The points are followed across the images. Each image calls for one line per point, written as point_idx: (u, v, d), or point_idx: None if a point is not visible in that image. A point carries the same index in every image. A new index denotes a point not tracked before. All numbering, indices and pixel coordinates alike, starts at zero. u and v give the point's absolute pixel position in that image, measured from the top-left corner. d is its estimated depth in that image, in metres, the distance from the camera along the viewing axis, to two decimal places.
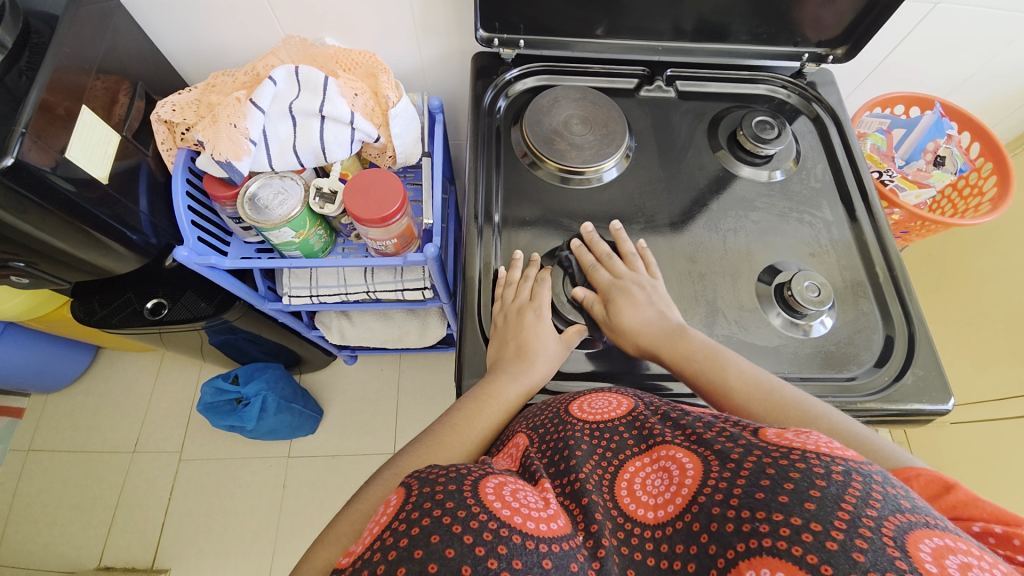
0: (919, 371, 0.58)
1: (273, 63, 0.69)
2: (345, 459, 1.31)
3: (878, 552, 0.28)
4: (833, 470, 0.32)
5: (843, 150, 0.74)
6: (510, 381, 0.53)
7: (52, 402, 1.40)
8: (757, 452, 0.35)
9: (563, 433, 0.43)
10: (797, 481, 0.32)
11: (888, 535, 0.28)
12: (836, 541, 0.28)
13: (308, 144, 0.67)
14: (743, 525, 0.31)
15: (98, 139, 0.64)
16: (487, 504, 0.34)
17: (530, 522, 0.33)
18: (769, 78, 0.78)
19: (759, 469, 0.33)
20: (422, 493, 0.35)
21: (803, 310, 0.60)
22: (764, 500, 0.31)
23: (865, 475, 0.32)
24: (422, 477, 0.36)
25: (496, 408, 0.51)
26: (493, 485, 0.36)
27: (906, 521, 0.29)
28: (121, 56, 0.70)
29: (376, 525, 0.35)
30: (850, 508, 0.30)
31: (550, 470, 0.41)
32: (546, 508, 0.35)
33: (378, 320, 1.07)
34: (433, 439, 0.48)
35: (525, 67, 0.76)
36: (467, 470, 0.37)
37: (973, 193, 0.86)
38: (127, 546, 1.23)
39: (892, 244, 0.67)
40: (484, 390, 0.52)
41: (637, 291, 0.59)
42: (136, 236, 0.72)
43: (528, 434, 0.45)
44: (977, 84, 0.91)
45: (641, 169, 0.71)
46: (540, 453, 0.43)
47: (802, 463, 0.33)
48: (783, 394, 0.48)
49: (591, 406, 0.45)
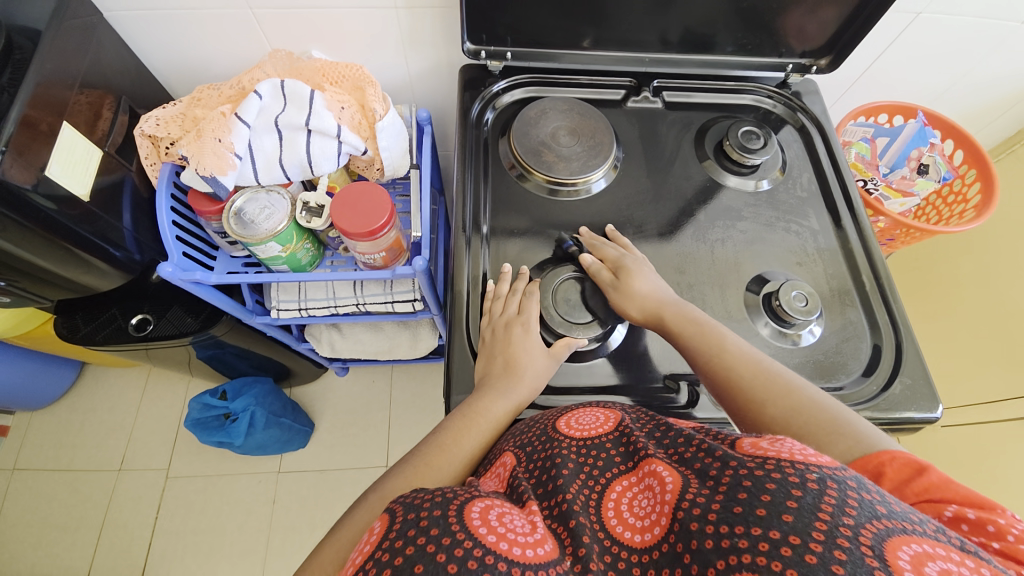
0: (907, 380, 0.59)
1: (258, 77, 0.68)
2: (336, 473, 1.29)
3: (856, 563, 0.28)
4: (809, 477, 0.32)
5: (828, 159, 0.74)
6: (499, 399, 0.52)
7: (37, 419, 1.37)
8: (732, 464, 0.35)
9: (549, 452, 0.42)
10: (773, 493, 0.31)
11: (866, 544, 0.28)
12: (815, 555, 0.28)
13: (294, 158, 0.67)
14: (722, 541, 0.31)
15: (80, 156, 0.63)
16: (471, 530, 0.33)
17: (516, 548, 0.33)
18: (755, 88, 0.78)
19: (736, 482, 0.33)
20: (406, 521, 0.34)
21: (791, 320, 0.60)
22: (741, 514, 0.31)
23: (840, 481, 0.32)
24: (407, 502, 0.36)
25: (484, 425, 0.51)
26: (478, 510, 0.35)
27: (883, 528, 0.29)
28: (104, 70, 0.69)
29: (360, 554, 0.34)
30: (827, 517, 0.30)
31: (537, 491, 0.40)
32: (532, 532, 0.35)
33: (368, 332, 1.06)
34: (420, 461, 0.48)
35: (513, 78, 0.75)
36: (453, 493, 0.37)
37: (956, 201, 0.87)
38: (112, 566, 1.20)
39: (877, 251, 0.67)
40: (471, 406, 0.52)
41: (643, 266, 0.61)
42: (119, 253, 0.71)
43: (515, 453, 0.45)
44: (958, 93, 0.93)
45: (629, 180, 0.71)
46: (527, 472, 0.42)
47: (777, 472, 0.32)
48: (771, 363, 0.50)
49: (579, 423, 0.45)
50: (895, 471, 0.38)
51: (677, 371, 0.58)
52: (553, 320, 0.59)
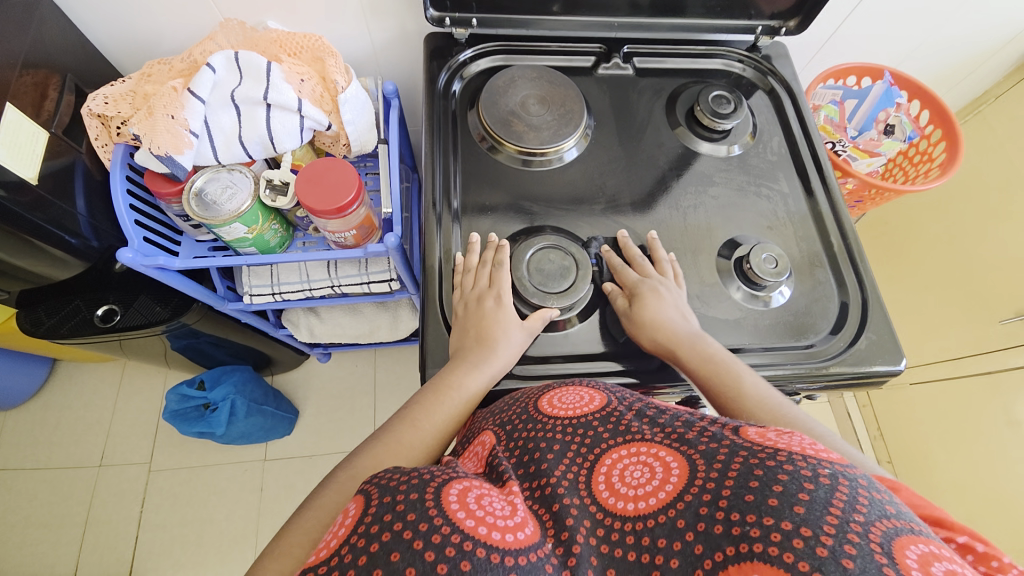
0: (872, 335, 0.61)
1: (210, 49, 0.65)
2: (323, 458, 1.29)
3: (866, 558, 0.29)
4: (820, 473, 0.33)
5: (797, 123, 0.75)
6: (474, 376, 0.53)
7: (10, 418, 1.33)
8: (742, 452, 0.36)
9: (530, 434, 0.43)
10: (786, 484, 0.32)
11: (875, 542, 0.29)
12: (826, 547, 0.29)
13: (255, 134, 0.64)
14: (733, 528, 0.32)
15: (25, 137, 0.60)
16: (450, 514, 0.34)
17: (496, 533, 0.33)
18: (724, 53, 0.78)
19: (747, 470, 0.34)
20: (382, 505, 0.35)
21: (762, 282, 0.61)
22: (753, 503, 0.32)
23: (850, 479, 0.33)
24: (381, 485, 0.36)
25: (456, 398, 0.51)
26: (456, 492, 0.36)
27: (892, 527, 0.30)
28: (47, 48, 0.65)
29: (334, 537, 0.34)
30: (837, 512, 0.31)
31: (518, 471, 0.41)
32: (511, 515, 0.35)
33: (347, 316, 1.05)
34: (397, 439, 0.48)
35: (479, 47, 0.73)
36: (431, 476, 0.37)
37: (922, 160, 0.88)
38: (100, 561, 1.19)
39: (845, 213, 0.68)
40: (444, 380, 0.52)
41: (664, 291, 0.58)
42: (75, 240, 0.68)
43: (494, 432, 0.46)
44: (925, 54, 0.94)
45: (602, 149, 0.71)
46: (508, 451, 0.43)
47: (789, 464, 0.34)
48: (792, 412, 0.47)
49: (562, 402, 0.46)
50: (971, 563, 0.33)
51: None
52: (526, 291, 0.59)
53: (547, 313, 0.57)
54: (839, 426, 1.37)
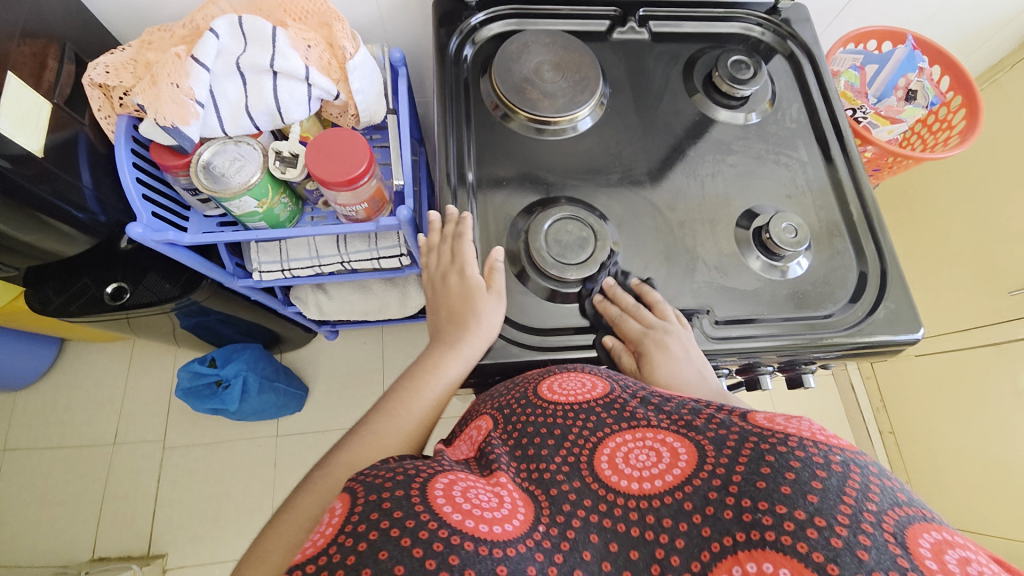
0: (891, 304, 0.60)
1: (213, 14, 0.62)
2: (334, 433, 1.31)
3: (881, 549, 0.29)
4: (832, 460, 0.34)
5: (817, 88, 0.73)
6: (449, 352, 0.55)
7: (21, 398, 1.34)
8: (752, 437, 0.36)
9: (528, 417, 0.45)
10: (798, 472, 0.33)
11: (889, 531, 0.30)
12: (840, 538, 0.30)
13: (261, 104, 0.62)
14: (744, 515, 0.33)
15: (28, 108, 0.58)
16: (437, 510, 0.35)
17: (483, 526, 0.35)
18: (744, 16, 0.75)
19: (758, 456, 0.35)
20: (368, 503, 0.36)
21: (781, 252, 0.61)
22: (765, 490, 0.33)
23: (860, 466, 0.34)
24: (366, 483, 0.38)
25: (432, 372, 0.54)
26: (442, 487, 0.38)
27: (905, 515, 0.31)
28: (44, 15, 0.62)
29: (322, 535, 0.36)
30: (850, 501, 0.31)
31: (515, 453, 0.43)
32: (499, 508, 0.37)
33: (356, 293, 1.05)
34: (380, 419, 0.50)
35: (491, 11, 0.70)
36: (416, 472, 0.39)
37: (942, 127, 0.86)
38: (120, 535, 1.22)
39: (865, 180, 0.67)
40: (425, 361, 0.56)
41: (671, 343, 0.55)
42: (83, 215, 0.66)
43: (491, 416, 0.48)
44: (949, 16, 0.90)
45: (617, 117, 0.69)
46: (503, 435, 0.45)
47: (801, 451, 0.34)
48: None
49: (562, 387, 0.47)
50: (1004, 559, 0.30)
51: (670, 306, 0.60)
52: (546, 263, 0.58)
53: (493, 254, 0.58)
54: (843, 398, 1.37)
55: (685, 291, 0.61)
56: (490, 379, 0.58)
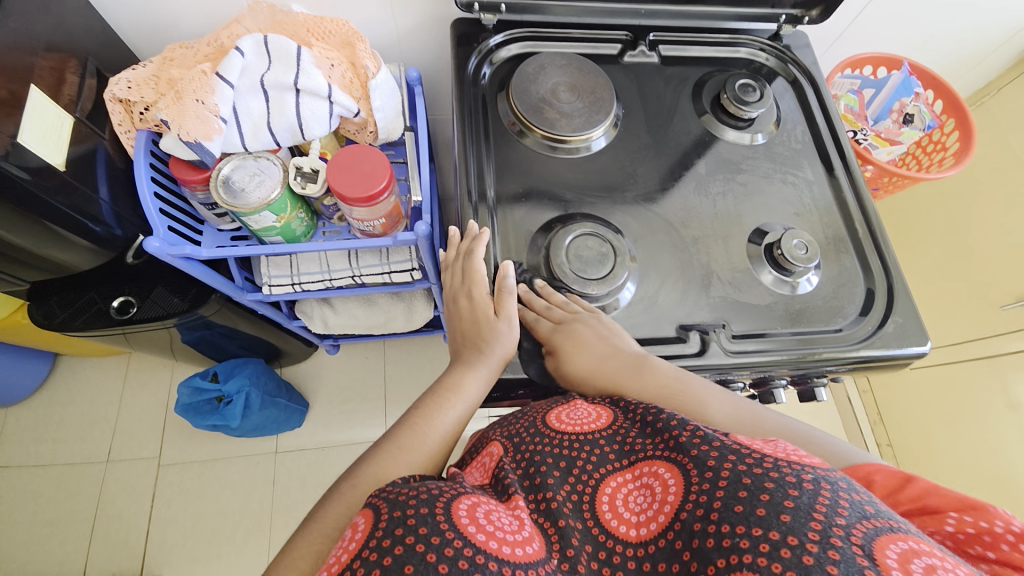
0: (898, 319, 0.62)
1: (238, 32, 0.63)
2: (335, 450, 1.29)
3: (849, 562, 0.31)
4: (805, 478, 0.35)
5: (820, 110, 0.76)
6: (467, 371, 0.56)
7: (11, 415, 1.30)
8: (731, 458, 0.37)
9: (536, 446, 0.45)
10: (773, 492, 0.34)
11: (857, 543, 0.31)
12: (811, 556, 0.31)
13: (283, 120, 0.63)
14: (724, 541, 0.34)
15: (51, 122, 0.58)
16: (461, 528, 0.35)
17: (505, 548, 0.36)
18: (748, 41, 0.78)
19: (736, 479, 0.36)
20: (392, 519, 0.36)
21: (792, 268, 0.62)
22: (742, 514, 0.34)
23: (832, 483, 0.35)
24: (390, 500, 0.37)
25: (452, 396, 0.54)
26: (466, 507, 0.38)
27: (872, 527, 0.32)
28: (67, 29, 0.62)
29: (345, 552, 0.36)
30: (821, 517, 0.33)
31: (523, 483, 0.43)
32: (519, 530, 0.38)
33: (362, 307, 1.05)
34: (404, 434, 0.50)
35: (509, 32, 0.73)
36: (440, 490, 0.38)
37: (936, 149, 0.90)
38: (111, 557, 1.18)
39: (868, 197, 0.70)
40: (443, 383, 0.56)
41: (581, 331, 0.56)
42: (99, 228, 0.66)
43: (502, 443, 0.47)
44: (938, 43, 0.95)
45: (630, 136, 0.71)
46: (514, 463, 0.45)
47: (775, 472, 0.36)
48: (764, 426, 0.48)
49: (570, 417, 0.48)
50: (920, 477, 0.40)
51: (688, 322, 0.61)
52: (566, 278, 0.60)
53: (502, 270, 0.58)
54: (840, 413, 1.40)
55: (702, 305, 0.62)
56: (512, 394, 0.59)
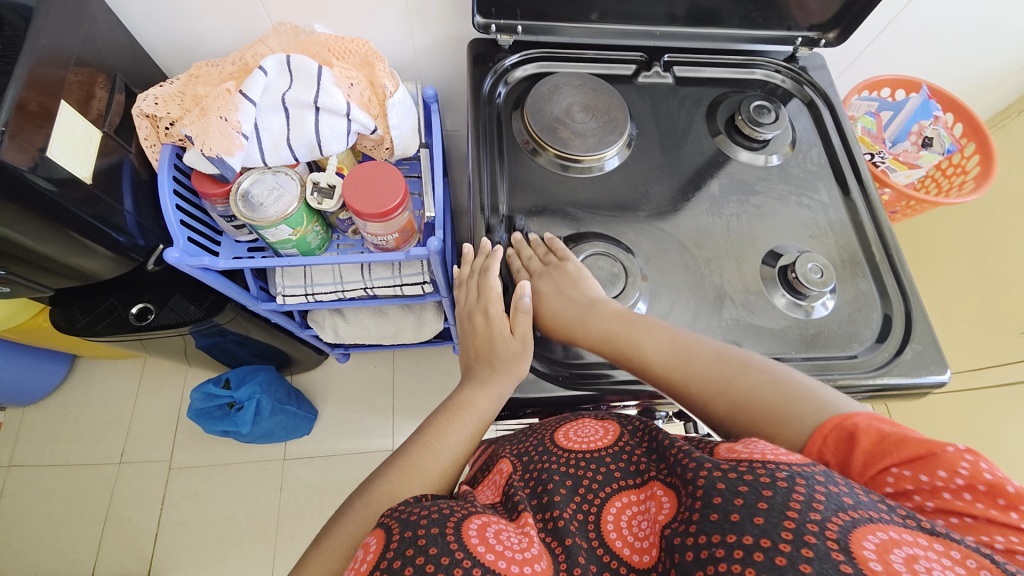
0: (917, 346, 0.61)
1: (261, 52, 0.65)
2: (343, 459, 1.29)
3: (823, 559, 0.30)
4: (778, 476, 0.34)
5: (836, 132, 0.75)
6: (479, 388, 0.56)
7: (29, 415, 1.33)
8: (709, 467, 0.36)
9: (545, 464, 0.45)
10: (745, 496, 0.33)
11: (832, 538, 0.30)
12: (783, 556, 0.30)
13: (302, 137, 0.64)
14: (701, 552, 0.33)
15: (80, 136, 0.60)
16: (471, 549, 0.36)
17: (514, 567, 0.36)
18: (763, 63, 0.78)
19: (710, 486, 0.35)
20: (403, 539, 0.36)
21: (807, 291, 0.61)
22: (717, 522, 0.33)
23: (807, 477, 0.34)
24: (402, 519, 0.38)
25: (465, 415, 0.54)
26: (476, 526, 0.38)
27: (849, 519, 0.31)
28: (98, 47, 0.65)
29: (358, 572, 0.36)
30: (795, 514, 0.32)
31: (532, 501, 0.43)
32: (528, 548, 0.38)
33: (373, 317, 1.05)
34: (418, 452, 0.50)
35: (524, 53, 0.74)
36: (452, 509, 0.39)
37: (956, 172, 0.89)
38: (120, 558, 1.19)
39: (885, 221, 0.69)
40: (455, 402, 0.55)
41: (542, 284, 0.59)
42: (123, 239, 0.68)
43: (511, 461, 0.48)
44: (957, 66, 0.94)
45: (643, 156, 0.71)
46: (523, 481, 0.45)
47: (749, 474, 0.34)
48: (698, 355, 0.51)
49: (578, 435, 0.47)
50: (864, 432, 0.39)
51: None
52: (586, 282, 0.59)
53: (519, 290, 0.58)
54: None
55: (714, 327, 0.61)
56: (520, 413, 0.58)
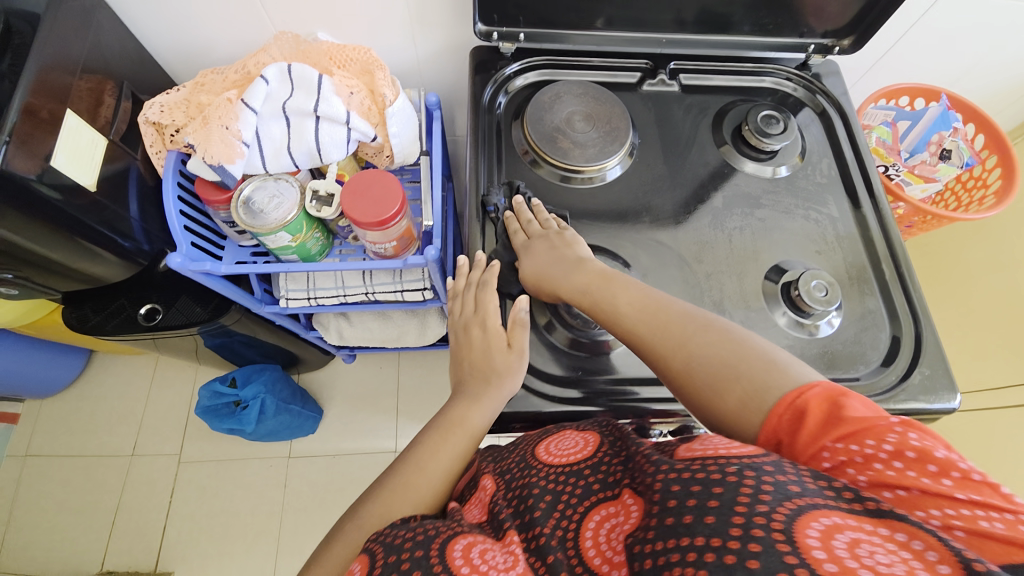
0: (926, 370, 0.58)
1: (264, 60, 0.66)
2: (346, 459, 1.30)
3: (770, 553, 0.28)
4: (728, 472, 0.33)
5: (848, 143, 0.73)
6: (472, 403, 0.55)
7: (47, 406, 1.37)
8: (665, 471, 0.35)
9: (528, 479, 0.45)
10: (697, 496, 0.32)
11: (778, 528, 0.29)
12: (733, 554, 0.29)
13: (302, 145, 0.65)
14: (658, 559, 0.31)
15: (86, 143, 0.62)
16: (452, 567, 0.36)
17: None
18: (773, 70, 0.76)
19: (666, 493, 0.34)
20: (387, 563, 0.36)
21: (810, 310, 0.59)
22: (671, 526, 0.32)
23: (757, 468, 0.33)
24: (386, 543, 0.38)
25: (456, 431, 0.53)
26: (461, 547, 0.37)
27: (795, 507, 0.30)
28: (106, 54, 0.66)
29: None
30: (743, 509, 0.30)
31: (516, 520, 0.42)
32: (511, 566, 0.37)
33: (376, 321, 1.06)
34: (408, 469, 0.50)
35: (526, 61, 0.73)
36: (437, 530, 0.39)
37: (976, 186, 0.85)
38: (129, 548, 1.22)
39: (897, 237, 0.66)
40: (449, 417, 0.55)
41: (536, 244, 0.60)
42: (128, 243, 0.70)
43: (495, 477, 0.47)
44: (982, 74, 0.90)
45: (644, 166, 0.70)
46: (507, 499, 0.45)
47: (701, 473, 0.33)
48: (669, 309, 0.51)
49: (559, 448, 0.47)
50: (812, 409, 0.39)
51: None
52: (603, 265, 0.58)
53: (518, 305, 0.57)
54: None
55: None
56: (510, 426, 0.57)
